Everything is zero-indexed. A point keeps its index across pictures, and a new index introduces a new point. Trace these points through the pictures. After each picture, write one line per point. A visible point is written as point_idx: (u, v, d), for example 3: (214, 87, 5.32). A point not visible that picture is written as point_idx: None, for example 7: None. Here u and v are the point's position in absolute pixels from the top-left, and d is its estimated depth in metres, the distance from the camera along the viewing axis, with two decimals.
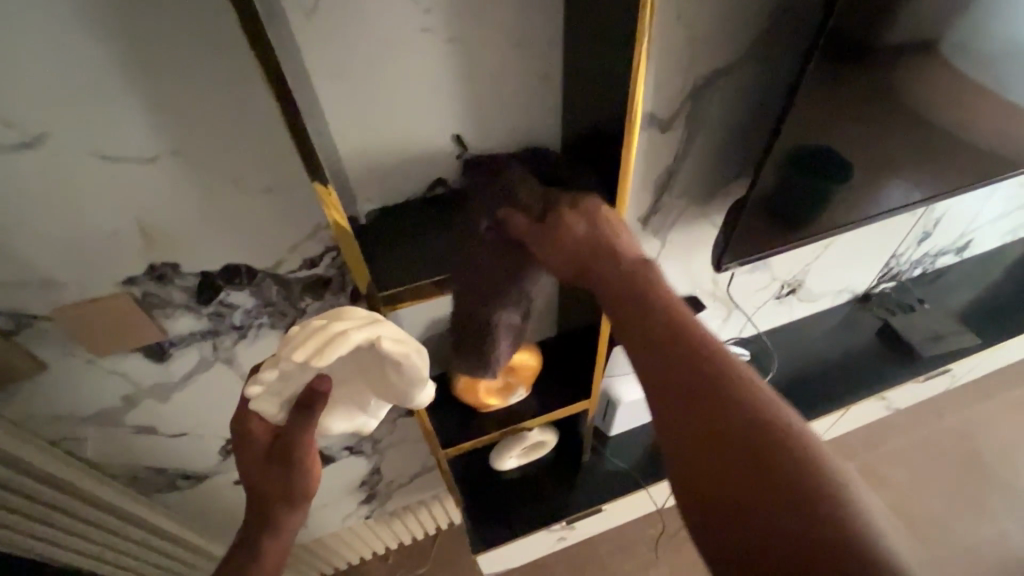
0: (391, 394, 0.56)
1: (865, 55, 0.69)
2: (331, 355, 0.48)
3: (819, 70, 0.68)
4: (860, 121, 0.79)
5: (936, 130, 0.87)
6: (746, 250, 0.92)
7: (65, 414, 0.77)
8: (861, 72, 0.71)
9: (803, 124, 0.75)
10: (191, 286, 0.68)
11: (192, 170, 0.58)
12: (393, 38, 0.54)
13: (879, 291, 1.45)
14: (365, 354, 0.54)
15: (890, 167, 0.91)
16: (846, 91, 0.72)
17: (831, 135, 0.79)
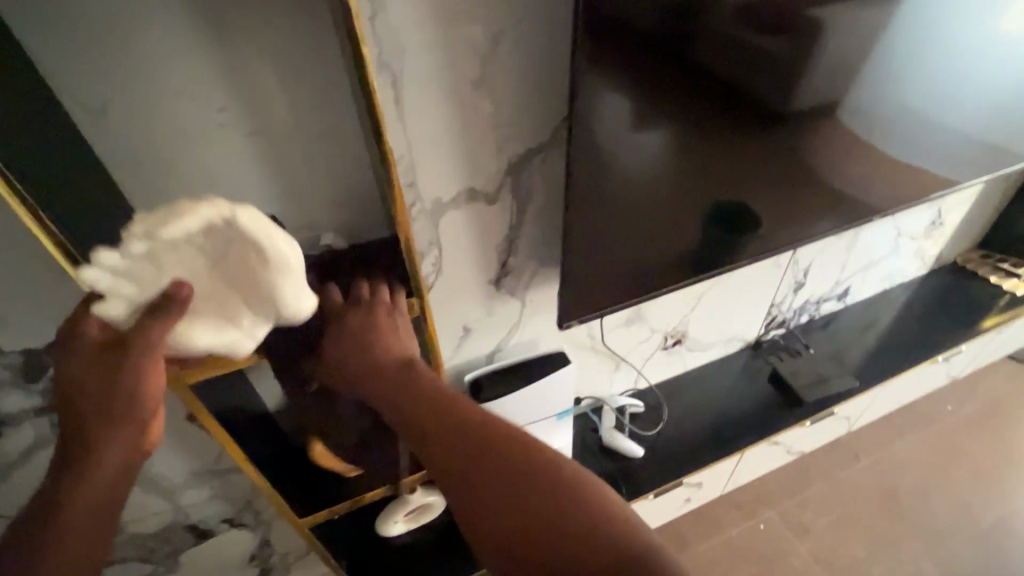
0: (265, 297, 0.54)
1: (639, 96, 0.72)
2: (170, 228, 0.46)
3: (631, 124, 0.75)
4: (690, 175, 0.85)
5: (761, 195, 0.95)
6: (589, 306, 0.95)
7: None
8: (672, 130, 0.78)
9: (633, 173, 0.81)
10: (14, 363, 0.70)
11: (3, 254, 0.62)
12: (188, 132, 0.60)
13: (769, 338, 1.53)
14: (224, 245, 0.50)
15: (730, 225, 0.97)
16: (632, 129, 0.75)
17: (662, 188, 0.85)
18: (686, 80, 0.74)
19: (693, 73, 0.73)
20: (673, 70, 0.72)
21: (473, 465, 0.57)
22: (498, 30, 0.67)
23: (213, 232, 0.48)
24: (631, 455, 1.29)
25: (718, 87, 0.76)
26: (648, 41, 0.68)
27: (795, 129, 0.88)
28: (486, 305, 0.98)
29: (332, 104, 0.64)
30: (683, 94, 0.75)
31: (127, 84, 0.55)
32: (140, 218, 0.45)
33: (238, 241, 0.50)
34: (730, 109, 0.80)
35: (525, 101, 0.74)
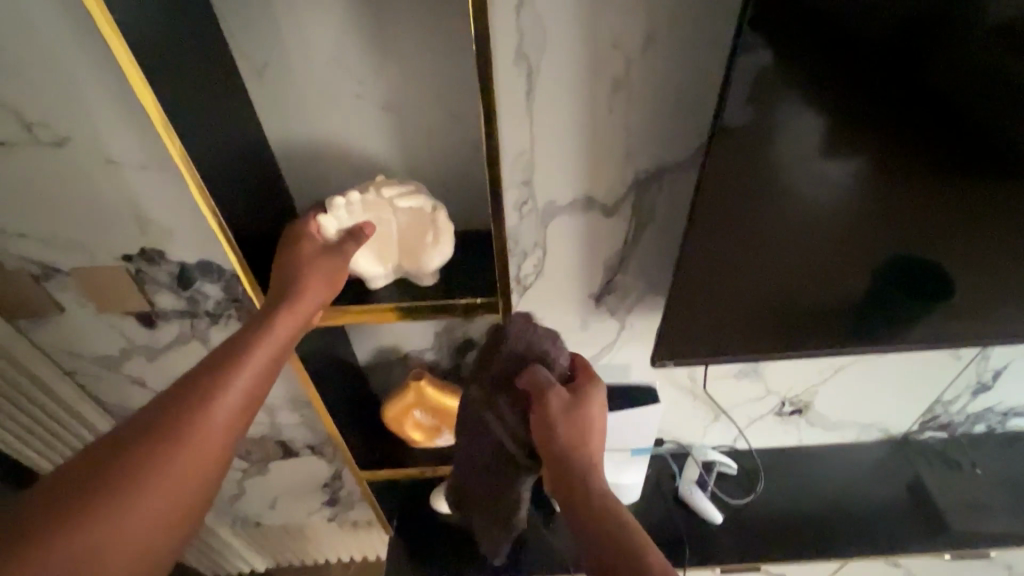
0: (412, 262, 0.65)
1: (806, 103, 0.59)
2: (406, 198, 0.61)
3: (812, 144, 0.62)
4: (873, 217, 0.69)
5: (952, 267, 0.75)
6: (691, 348, 0.85)
7: (77, 351, 0.95)
8: (866, 158, 0.63)
9: (799, 202, 0.67)
10: (172, 270, 0.82)
11: (176, 181, 0.72)
12: (329, 98, 0.64)
13: (921, 438, 1.26)
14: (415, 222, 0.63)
15: (902, 291, 0.78)
16: (786, 141, 0.62)
17: (828, 227, 0.70)
18: (896, 102, 0.59)
19: (916, 91, 0.58)
20: (884, 85, 0.58)
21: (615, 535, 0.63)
22: (652, 30, 0.60)
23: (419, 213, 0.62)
24: (706, 517, 1.15)
25: (947, 114, 0.60)
26: (848, 40, 0.54)
27: None
28: (580, 319, 0.93)
29: (463, 88, 0.64)
30: (893, 115, 0.60)
31: (288, 46, 0.60)
32: (395, 182, 0.61)
33: (422, 224, 0.62)
34: (954, 147, 0.62)
35: (666, 112, 0.66)
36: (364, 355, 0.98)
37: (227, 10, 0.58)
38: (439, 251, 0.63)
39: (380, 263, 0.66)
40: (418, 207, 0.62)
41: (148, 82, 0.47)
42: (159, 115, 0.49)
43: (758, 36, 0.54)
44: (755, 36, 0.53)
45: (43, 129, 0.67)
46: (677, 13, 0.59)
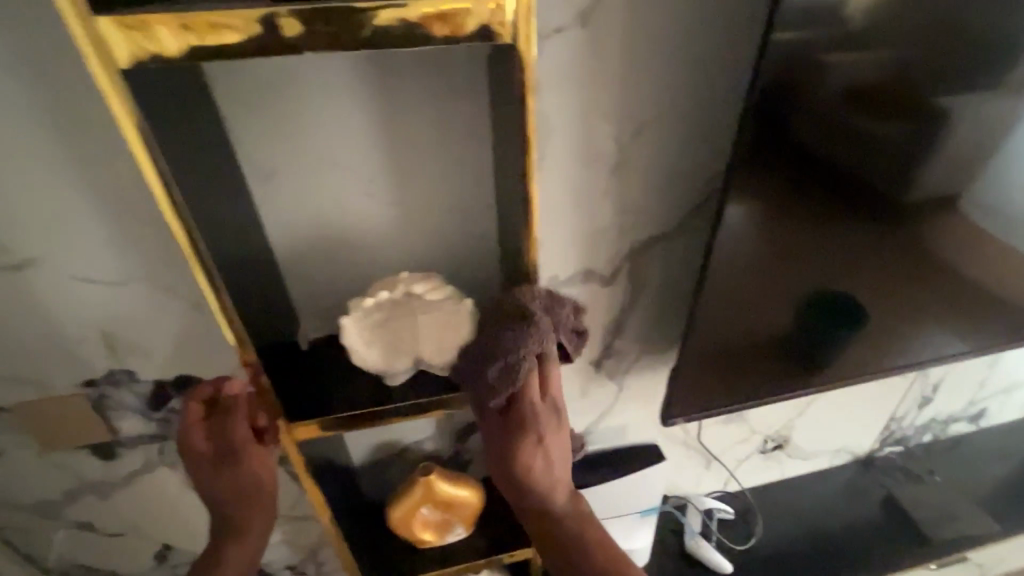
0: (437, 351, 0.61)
1: (788, 174, 0.67)
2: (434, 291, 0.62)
3: (782, 203, 0.70)
4: (784, 256, 0.75)
5: (870, 295, 0.84)
6: (696, 401, 0.89)
7: (9, 502, 0.80)
8: (769, 207, 0.70)
9: (767, 253, 0.74)
10: (144, 392, 0.73)
11: (159, 294, 0.66)
12: (339, 198, 0.63)
13: (884, 455, 1.36)
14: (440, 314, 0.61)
15: (825, 316, 0.85)
16: (775, 205, 0.70)
17: (746, 268, 0.76)
18: (784, 159, 0.65)
19: (793, 150, 0.64)
20: (772, 143, 0.64)
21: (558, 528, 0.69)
22: (642, 120, 0.66)
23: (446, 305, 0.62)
24: (719, 570, 1.14)
25: (820, 165, 0.67)
26: (818, 121, 0.64)
27: (956, 235, 0.79)
28: (580, 387, 0.94)
29: (474, 179, 0.65)
30: (779, 169, 0.66)
31: (296, 152, 0.59)
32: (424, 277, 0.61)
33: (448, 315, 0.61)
34: (837, 188, 0.70)
35: (656, 190, 0.72)
36: (360, 454, 0.91)
37: (236, 120, 0.56)
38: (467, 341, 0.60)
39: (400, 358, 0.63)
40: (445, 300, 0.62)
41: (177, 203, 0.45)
42: (190, 239, 0.46)
43: (751, 116, 0.62)
44: (751, 117, 0.61)
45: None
46: (663, 105, 0.66)
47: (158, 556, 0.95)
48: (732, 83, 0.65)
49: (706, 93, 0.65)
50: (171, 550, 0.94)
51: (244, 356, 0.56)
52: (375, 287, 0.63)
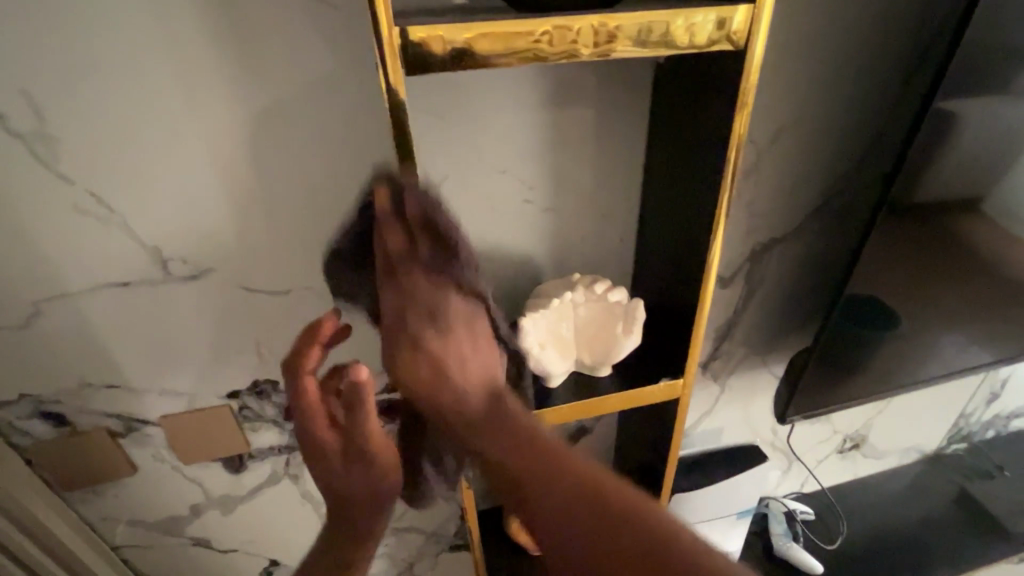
0: (600, 351, 0.64)
1: (933, 181, 0.69)
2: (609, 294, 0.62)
3: (923, 208, 0.71)
4: (908, 275, 0.78)
5: (978, 299, 0.85)
6: (810, 402, 0.90)
7: (137, 519, 0.79)
8: (911, 215, 0.72)
9: (899, 258, 0.76)
10: (283, 402, 0.74)
11: (314, 303, 0.67)
12: (501, 204, 0.65)
13: (951, 452, 1.38)
14: (605, 317, 0.63)
15: (931, 325, 0.87)
16: (915, 212, 0.72)
17: (874, 289, 0.79)
18: (914, 190, 0.69)
19: (940, 158, 0.67)
20: (908, 178, 0.68)
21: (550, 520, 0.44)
22: (779, 126, 0.69)
23: (614, 310, 0.62)
24: (810, 571, 1.15)
25: (958, 172, 0.70)
26: (965, 131, 0.67)
27: None
28: None
29: (623, 183, 0.68)
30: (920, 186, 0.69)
31: (464, 157, 0.61)
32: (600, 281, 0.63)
33: (615, 318, 0.62)
34: (957, 206, 0.73)
35: (783, 192, 0.75)
36: None
37: (420, 129, 0.59)
38: (629, 343, 0.63)
39: (565, 360, 0.65)
40: (616, 302, 0.62)
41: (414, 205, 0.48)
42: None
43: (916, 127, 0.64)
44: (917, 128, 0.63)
45: (177, 264, 0.60)
46: (799, 112, 0.69)
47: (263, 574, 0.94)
48: (860, 91, 0.69)
49: (839, 100, 0.69)
50: (276, 567, 0.94)
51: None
52: (549, 288, 0.64)
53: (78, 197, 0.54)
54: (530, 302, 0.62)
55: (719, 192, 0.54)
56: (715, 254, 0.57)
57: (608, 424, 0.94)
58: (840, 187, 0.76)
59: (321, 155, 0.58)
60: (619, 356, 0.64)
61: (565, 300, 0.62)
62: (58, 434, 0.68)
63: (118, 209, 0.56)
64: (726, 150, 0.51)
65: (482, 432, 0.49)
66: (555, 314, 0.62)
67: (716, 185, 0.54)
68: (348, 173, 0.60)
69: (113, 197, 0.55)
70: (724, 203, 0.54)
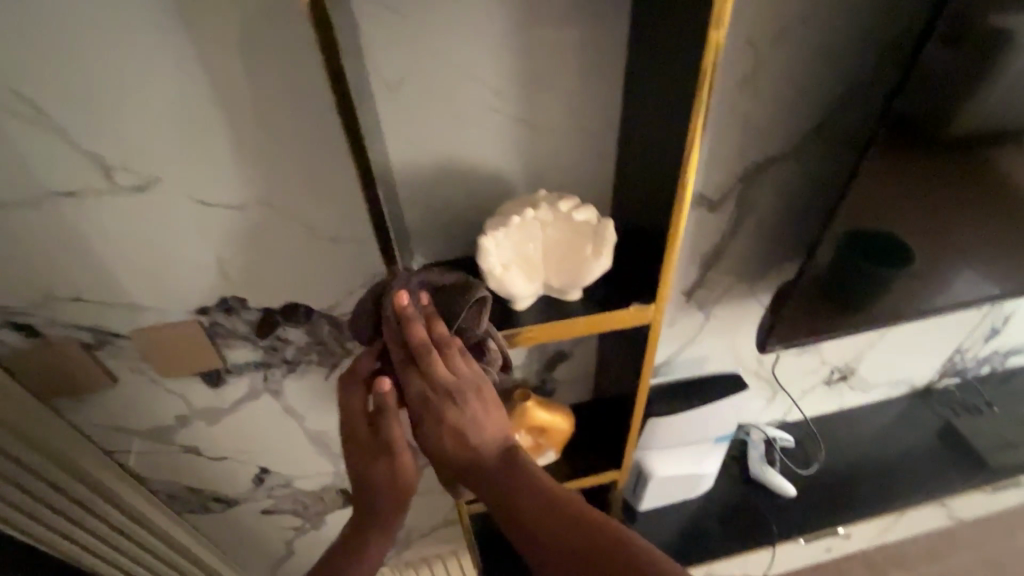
0: (569, 274, 0.62)
1: (954, 97, 0.61)
2: (575, 213, 0.58)
3: (939, 129, 0.64)
4: (912, 198, 0.71)
5: (990, 229, 0.79)
6: (795, 334, 0.88)
7: (125, 426, 0.83)
8: (924, 138, 0.64)
9: (905, 185, 0.69)
10: (253, 319, 0.74)
11: (273, 217, 0.64)
12: (466, 114, 0.60)
13: (941, 387, 1.37)
14: (573, 236, 0.59)
15: (936, 258, 0.81)
16: (930, 135, 0.64)
17: (872, 212, 0.72)
18: (931, 108, 0.61)
19: (964, 70, 0.59)
20: (924, 89, 0.59)
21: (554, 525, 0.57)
22: (785, 26, 0.61)
23: (581, 229, 0.59)
24: (782, 493, 1.19)
25: (987, 86, 0.61)
26: (1003, 37, 0.57)
27: None
28: (669, 317, 0.94)
29: (602, 91, 0.61)
30: (936, 104, 0.61)
31: (422, 57, 0.55)
32: (566, 199, 0.58)
33: (582, 238, 0.59)
34: (982, 126, 0.65)
35: (783, 106, 0.68)
36: None
37: (371, 22, 0.52)
38: (598, 268, 0.60)
39: (531, 282, 0.62)
40: (584, 222, 0.59)
41: None
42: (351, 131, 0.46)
43: (937, 31, 0.55)
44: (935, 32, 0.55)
45: (121, 173, 0.57)
46: (807, 10, 0.60)
47: (256, 478, 1.00)
48: None
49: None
50: (268, 472, 1.00)
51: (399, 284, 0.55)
52: (512, 206, 0.60)
53: (4, 96, 0.51)
54: (492, 218, 0.58)
55: (697, 101, 0.48)
56: (690, 172, 0.52)
57: (587, 349, 0.94)
58: (849, 100, 0.69)
59: (265, 52, 0.53)
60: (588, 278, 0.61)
61: (528, 218, 0.58)
62: (31, 344, 0.69)
63: (48, 111, 0.52)
64: (704, 52, 0.45)
65: (497, 477, 0.60)
66: (520, 234, 0.58)
67: (695, 83, 0.48)
68: (295, 75, 0.54)
69: (41, 97, 0.51)
70: (700, 113, 0.48)
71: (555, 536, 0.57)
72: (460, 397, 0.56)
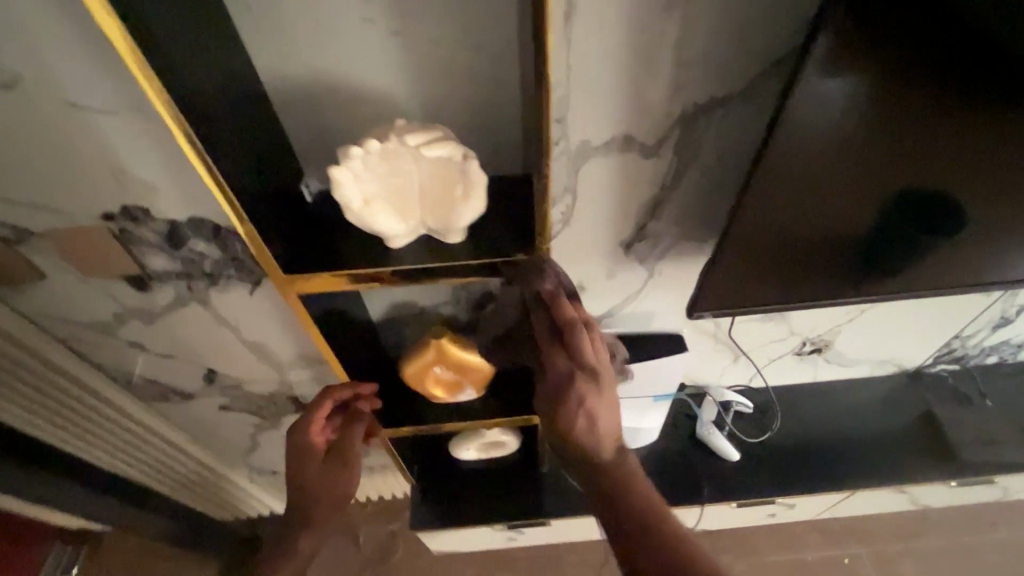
0: (441, 212, 0.57)
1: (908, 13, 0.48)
2: (431, 147, 0.52)
3: (890, 57, 0.51)
4: (867, 130, 0.58)
5: (972, 200, 0.66)
6: (728, 297, 0.80)
7: (68, 318, 0.89)
8: (870, 67, 0.52)
9: (848, 128, 0.58)
10: (161, 230, 0.74)
11: (153, 127, 0.62)
12: (334, 24, 0.53)
13: (935, 372, 1.27)
14: (436, 172, 0.54)
15: (912, 210, 0.67)
16: (877, 63, 0.51)
17: (815, 147, 0.60)
18: (874, 27, 0.49)
19: None
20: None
21: (641, 512, 0.66)
22: None
23: (443, 165, 0.54)
24: (725, 456, 1.17)
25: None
26: None
27: None
28: (608, 269, 0.88)
29: (492, 6, 0.53)
30: (882, 23, 0.48)
31: None
32: (419, 128, 0.52)
33: (446, 173, 0.54)
34: (957, 57, 0.51)
35: (725, 38, 0.57)
36: (380, 310, 0.92)
37: None
38: (471, 209, 0.56)
39: (402, 218, 0.58)
40: (445, 157, 0.53)
41: (128, 34, 0.38)
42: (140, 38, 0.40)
43: None
44: None
45: None
46: None
47: (205, 377, 1.07)
48: None
49: None
50: (216, 372, 1.06)
51: (234, 211, 0.52)
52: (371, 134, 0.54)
53: None
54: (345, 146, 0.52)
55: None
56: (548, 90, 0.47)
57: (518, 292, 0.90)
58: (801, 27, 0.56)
59: None
60: (461, 220, 0.57)
61: (383, 149, 0.53)
62: None
63: None
64: None
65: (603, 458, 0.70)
66: (378, 166, 0.53)
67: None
68: None
69: None
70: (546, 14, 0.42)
71: (635, 520, 0.66)
72: (599, 382, 0.67)
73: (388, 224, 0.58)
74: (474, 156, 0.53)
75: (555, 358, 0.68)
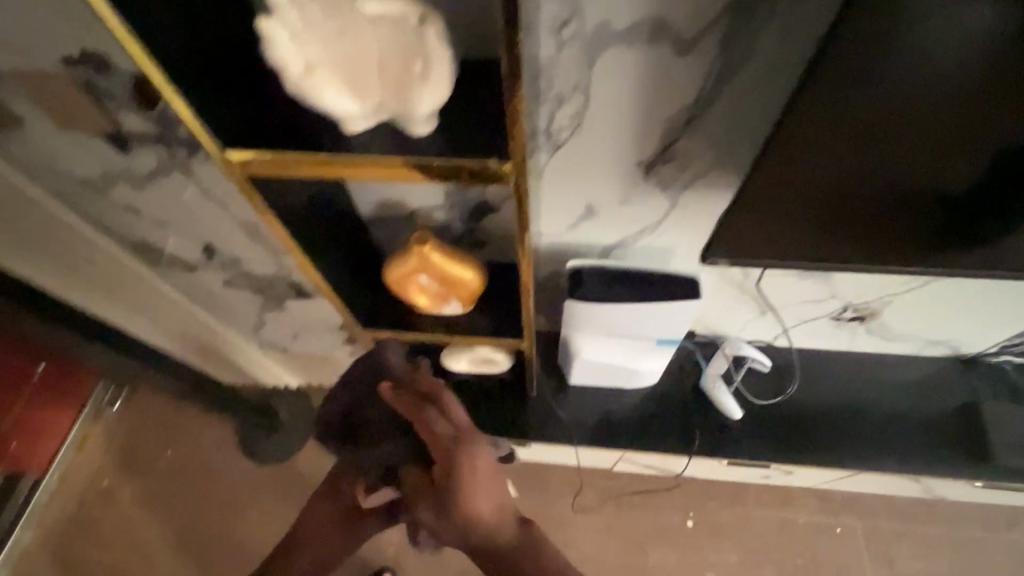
0: (404, 88, 0.47)
1: None
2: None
3: None
4: (973, 55, 0.43)
5: None
6: (753, 246, 0.68)
7: (59, 171, 0.86)
8: None
9: (948, 35, 0.42)
10: (129, 83, 0.68)
11: None
12: None
13: (993, 362, 1.11)
14: (391, 35, 0.45)
15: (994, 176, 0.54)
16: None
17: (895, 71, 0.45)
18: None
19: None
20: None
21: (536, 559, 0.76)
22: None
23: (397, 25, 0.44)
24: (726, 413, 1.09)
25: None
26: None
27: None
28: (623, 193, 0.75)
29: None
30: None
31: None
32: None
33: (403, 35, 0.45)
34: None
35: None
36: (369, 207, 0.85)
37: None
38: (438, 88, 0.46)
39: (358, 95, 0.48)
40: (397, 13, 0.44)
41: None
42: None
43: None
44: None
45: None
46: None
47: (204, 251, 1.06)
48: None
49: None
50: (213, 247, 1.05)
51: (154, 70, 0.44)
52: None
53: None
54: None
55: None
56: None
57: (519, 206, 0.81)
58: None
59: None
60: (423, 106, 0.47)
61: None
62: None
63: None
64: None
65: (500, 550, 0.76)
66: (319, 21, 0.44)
67: None
68: None
69: None
70: None
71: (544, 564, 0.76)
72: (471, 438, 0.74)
73: (340, 101, 0.47)
74: (433, 20, 0.44)
75: (432, 427, 0.73)
